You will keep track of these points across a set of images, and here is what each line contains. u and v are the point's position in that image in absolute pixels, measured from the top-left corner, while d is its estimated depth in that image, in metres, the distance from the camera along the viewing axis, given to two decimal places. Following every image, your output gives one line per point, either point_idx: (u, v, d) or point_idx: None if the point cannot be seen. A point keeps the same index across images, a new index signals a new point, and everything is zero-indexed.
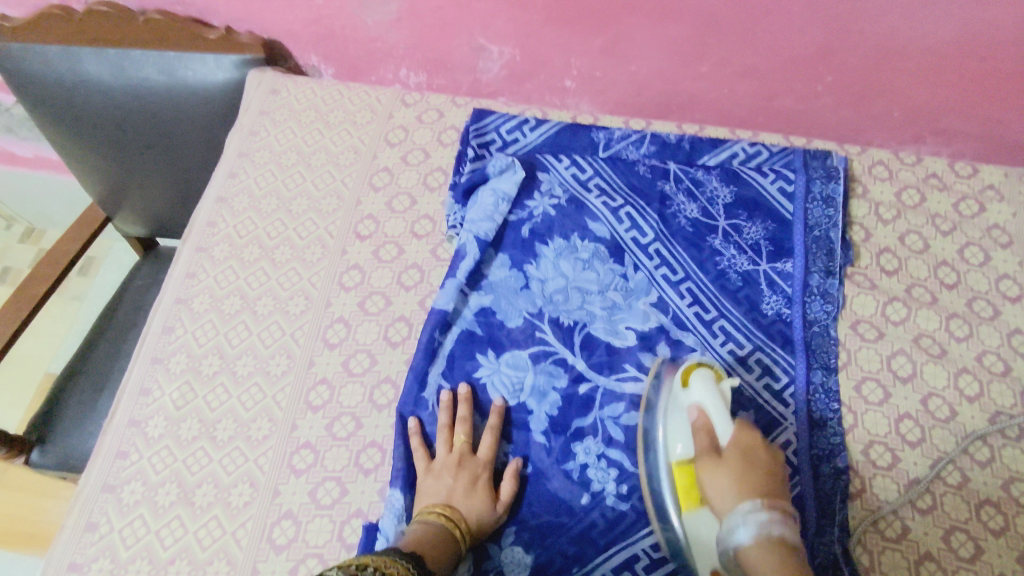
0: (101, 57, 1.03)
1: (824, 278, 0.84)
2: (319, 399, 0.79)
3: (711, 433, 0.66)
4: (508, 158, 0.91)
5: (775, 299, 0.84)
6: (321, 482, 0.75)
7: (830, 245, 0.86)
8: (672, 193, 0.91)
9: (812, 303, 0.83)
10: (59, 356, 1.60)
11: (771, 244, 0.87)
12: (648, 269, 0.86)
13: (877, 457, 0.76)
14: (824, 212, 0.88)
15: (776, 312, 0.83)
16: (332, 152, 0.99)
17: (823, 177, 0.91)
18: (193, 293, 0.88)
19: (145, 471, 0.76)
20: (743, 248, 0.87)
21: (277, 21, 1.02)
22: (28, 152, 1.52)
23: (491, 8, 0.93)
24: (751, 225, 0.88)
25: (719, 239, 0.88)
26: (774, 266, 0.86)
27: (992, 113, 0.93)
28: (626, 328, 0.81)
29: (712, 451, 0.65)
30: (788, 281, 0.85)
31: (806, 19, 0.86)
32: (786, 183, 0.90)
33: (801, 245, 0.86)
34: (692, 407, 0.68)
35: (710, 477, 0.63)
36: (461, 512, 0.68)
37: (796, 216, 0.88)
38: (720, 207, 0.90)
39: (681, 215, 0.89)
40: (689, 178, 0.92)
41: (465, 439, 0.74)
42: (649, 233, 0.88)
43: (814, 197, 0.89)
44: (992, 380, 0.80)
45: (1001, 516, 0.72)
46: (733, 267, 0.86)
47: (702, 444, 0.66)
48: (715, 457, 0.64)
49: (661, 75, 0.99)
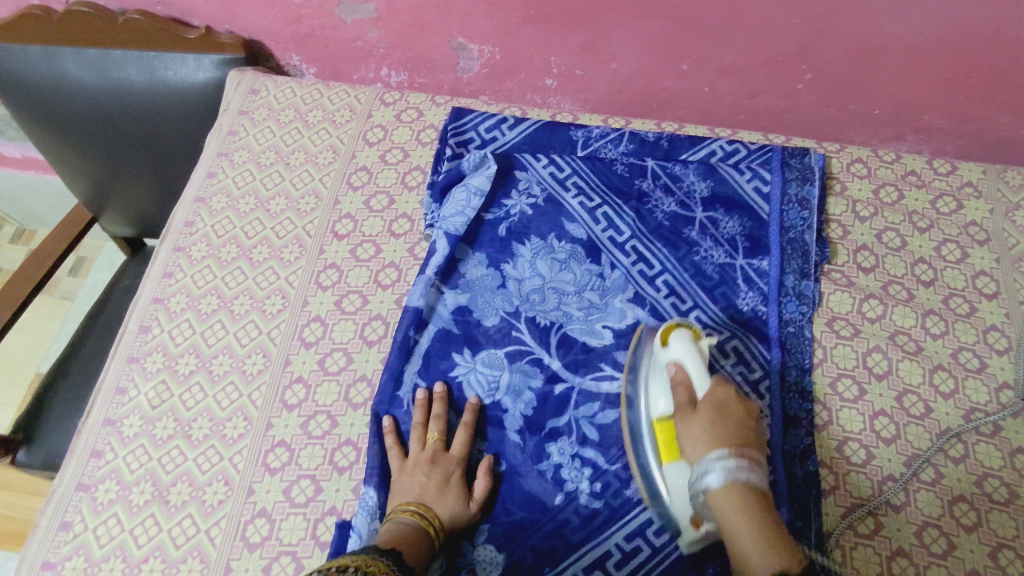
0: (81, 57, 1.04)
1: (799, 279, 0.85)
2: (295, 397, 0.80)
3: (688, 388, 0.67)
4: (482, 154, 0.92)
5: (752, 295, 0.84)
6: (296, 480, 0.75)
7: (805, 247, 0.87)
8: (649, 190, 0.91)
9: (788, 303, 0.83)
10: (48, 356, 1.60)
11: (747, 238, 0.87)
12: (625, 265, 0.86)
13: (851, 454, 0.76)
14: (799, 214, 0.89)
15: (752, 308, 0.83)
16: (312, 152, 0.99)
17: (799, 179, 0.91)
18: (170, 292, 0.88)
19: (120, 470, 0.76)
20: (719, 241, 0.87)
21: (256, 21, 1.03)
22: (16, 154, 1.53)
23: (468, 7, 0.94)
24: (727, 220, 0.89)
25: (696, 231, 0.88)
26: (750, 261, 0.86)
27: (971, 110, 0.93)
28: (603, 327, 0.82)
29: (690, 405, 0.66)
30: (764, 278, 0.85)
31: (783, 16, 0.86)
32: (762, 183, 0.90)
33: (777, 245, 0.86)
34: (670, 363, 0.69)
35: (685, 433, 0.64)
36: (434, 509, 0.68)
37: (773, 216, 0.88)
38: (697, 201, 0.90)
39: (658, 211, 0.89)
40: (666, 174, 0.92)
41: (439, 436, 0.74)
42: (626, 231, 0.88)
43: (789, 199, 0.90)
44: (968, 376, 0.80)
45: (974, 512, 0.72)
46: (710, 258, 0.86)
47: (679, 399, 0.66)
48: (689, 412, 0.65)
49: (640, 73, 0.99)
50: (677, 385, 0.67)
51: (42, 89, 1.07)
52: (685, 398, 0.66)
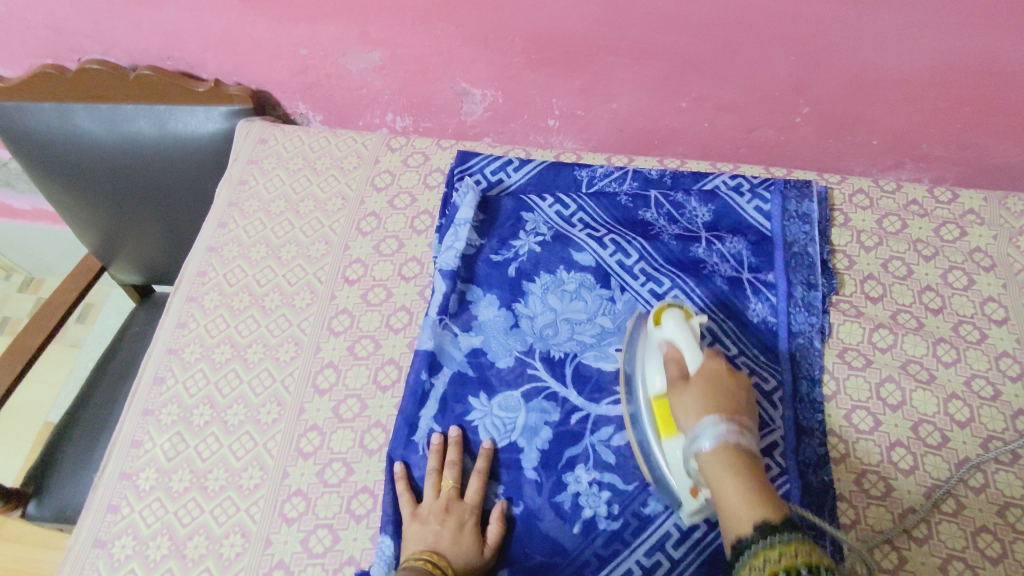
0: (93, 113, 1.07)
1: (808, 290, 0.86)
2: (310, 445, 0.80)
3: (681, 363, 0.68)
4: (470, 190, 0.94)
5: (761, 306, 0.85)
6: (313, 530, 0.74)
7: (810, 258, 0.88)
8: (653, 219, 0.92)
9: (797, 313, 0.85)
10: (56, 405, 1.60)
11: (753, 256, 0.88)
12: (635, 288, 0.87)
13: (870, 486, 0.76)
14: (801, 229, 0.90)
15: (762, 318, 0.84)
16: (321, 199, 1.01)
17: (798, 196, 0.92)
18: (183, 342, 0.89)
19: (136, 525, 0.76)
20: (725, 257, 0.88)
21: (264, 72, 1.05)
22: (26, 205, 1.55)
23: (471, 54, 0.96)
24: (731, 238, 0.90)
25: (703, 249, 0.89)
26: (757, 275, 0.87)
27: (967, 138, 0.95)
28: (616, 351, 0.82)
29: (681, 378, 0.67)
30: (772, 290, 0.86)
31: (779, 54, 0.88)
32: (763, 203, 0.91)
33: (782, 257, 0.88)
34: (663, 342, 0.71)
35: (678, 402, 0.65)
36: (449, 559, 0.67)
37: (776, 233, 0.89)
38: (700, 225, 0.91)
39: (663, 236, 0.91)
40: (669, 202, 0.93)
41: (452, 484, 0.74)
42: (634, 254, 0.89)
43: (791, 214, 0.91)
44: (982, 405, 0.80)
45: (998, 543, 0.72)
46: (718, 273, 0.87)
47: (671, 374, 0.68)
48: (681, 382, 0.66)
49: (641, 112, 1.01)
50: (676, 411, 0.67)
51: (55, 145, 1.09)
52: (677, 371, 0.68)
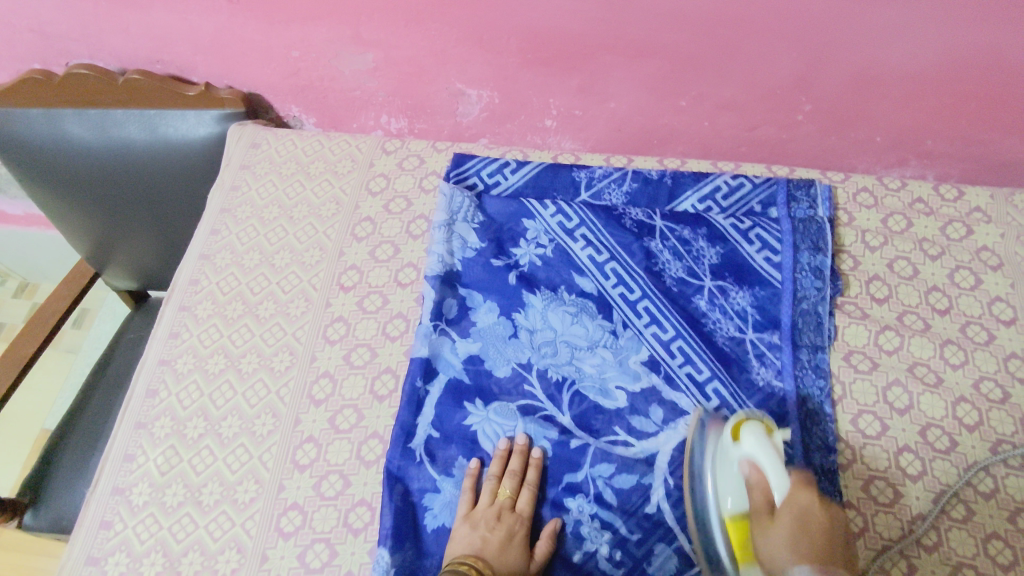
0: (82, 117, 1.05)
1: (814, 352, 0.82)
2: (306, 457, 0.78)
3: (767, 492, 0.62)
4: (450, 188, 0.94)
5: (766, 370, 0.81)
6: (310, 545, 0.73)
7: (819, 321, 0.84)
8: (658, 251, 0.89)
9: (806, 375, 0.80)
10: (54, 412, 1.58)
11: (759, 313, 0.85)
12: (637, 328, 0.84)
13: (878, 493, 0.74)
14: (813, 284, 0.85)
15: (767, 383, 0.80)
16: (314, 204, 0.99)
17: (811, 248, 0.87)
18: (176, 353, 0.87)
19: (130, 541, 0.75)
20: (729, 314, 0.85)
21: (255, 75, 1.03)
22: (18, 211, 1.54)
23: (465, 54, 0.94)
24: (738, 290, 0.87)
25: (705, 301, 0.86)
26: (761, 335, 0.84)
27: (972, 133, 0.93)
28: (616, 388, 0.80)
29: (767, 509, 0.61)
30: (776, 354, 0.82)
31: (780, 49, 0.86)
32: (771, 253, 0.88)
33: (789, 318, 0.84)
34: (743, 461, 0.65)
35: (764, 543, 0.59)
36: (491, 566, 0.67)
37: (785, 284, 0.86)
38: (706, 266, 0.88)
39: (667, 275, 0.88)
40: (675, 236, 0.90)
41: (510, 493, 0.73)
42: (638, 289, 0.87)
43: (802, 268, 0.86)
44: (991, 408, 0.78)
45: (1009, 550, 0.70)
46: (720, 331, 0.84)
47: (756, 503, 0.62)
48: (767, 520, 0.60)
49: (640, 111, 0.99)
50: (756, 478, 0.63)
51: (44, 152, 1.07)
52: (763, 499, 0.62)
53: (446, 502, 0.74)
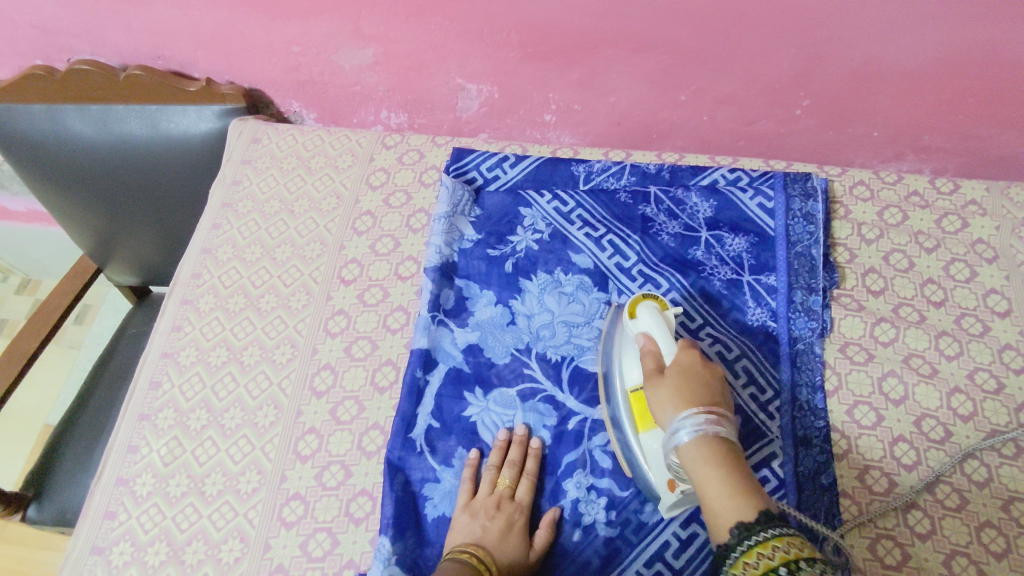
0: (84, 114, 1.05)
1: (808, 295, 0.84)
2: (308, 448, 0.79)
3: (656, 355, 0.68)
4: (448, 182, 0.94)
5: (761, 311, 0.84)
6: (312, 534, 0.74)
7: (813, 262, 0.86)
8: (653, 214, 0.92)
9: (798, 320, 0.83)
10: (56, 407, 1.59)
11: (753, 257, 0.87)
12: (632, 289, 0.86)
13: (873, 482, 0.75)
14: (806, 229, 0.88)
15: (762, 323, 0.84)
16: (315, 199, 1.00)
17: (802, 195, 0.90)
18: (179, 345, 0.88)
19: (134, 531, 0.76)
20: (725, 259, 0.88)
21: (256, 70, 1.04)
22: (20, 207, 1.55)
23: (465, 49, 0.94)
24: (733, 238, 0.89)
25: (702, 251, 0.89)
26: (757, 277, 0.86)
27: (969, 128, 0.94)
28: None
29: (656, 371, 0.66)
30: (772, 295, 0.85)
31: (778, 44, 0.87)
32: (765, 201, 0.90)
33: (783, 260, 0.86)
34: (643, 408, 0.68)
35: (653, 397, 0.64)
36: (491, 554, 0.67)
37: (779, 231, 0.88)
38: (702, 220, 0.91)
39: (663, 233, 0.90)
40: (669, 198, 0.92)
41: (509, 482, 0.73)
42: (632, 256, 0.89)
43: (795, 214, 0.89)
44: (986, 398, 0.79)
45: (1002, 538, 0.71)
46: (717, 277, 0.87)
47: (647, 367, 0.67)
48: (657, 375, 0.66)
49: (639, 106, 1.00)
50: (648, 348, 0.69)
51: (47, 146, 1.08)
52: (653, 364, 0.67)
53: (447, 492, 0.75)
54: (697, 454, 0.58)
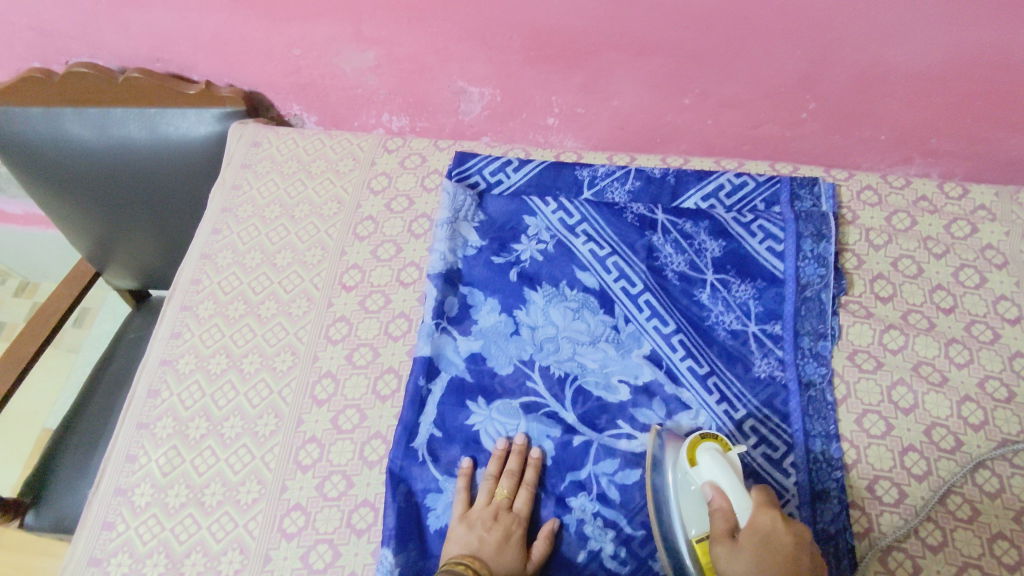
0: (82, 117, 1.04)
1: (816, 340, 0.82)
2: (309, 458, 0.78)
3: (727, 513, 0.62)
4: (451, 187, 0.93)
5: (768, 361, 0.81)
6: (313, 546, 0.73)
7: (822, 307, 0.83)
8: (660, 244, 0.89)
9: (807, 365, 0.81)
10: (55, 412, 1.58)
11: (761, 305, 0.85)
12: (638, 322, 0.84)
13: (883, 493, 0.74)
14: (816, 271, 0.85)
15: (770, 373, 0.81)
16: (316, 203, 0.98)
17: (813, 235, 0.87)
18: (178, 353, 0.87)
19: (132, 542, 0.74)
20: (731, 306, 0.85)
21: (256, 73, 1.03)
22: (18, 210, 1.54)
23: (468, 52, 0.93)
24: (740, 283, 0.86)
25: (707, 294, 0.86)
26: (764, 326, 0.83)
27: (978, 132, 0.93)
28: (619, 382, 0.80)
29: (727, 532, 0.61)
30: (778, 342, 0.82)
31: (786, 47, 0.85)
32: (775, 243, 0.88)
33: (790, 306, 0.84)
34: (707, 484, 0.65)
35: (724, 560, 0.59)
36: (488, 567, 0.67)
37: (787, 273, 0.85)
38: (708, 259, 0.88)
39: (668, 269, 0.88)
40: (677, 230, 0.90)
41: (507, 493, 0.73)
42: (639, 283, 0.86)
43: (805, 255, 0.86)
44: (997, 407, 0.78)
45: (1015, 550, 0.70)
46: (722, 325, 0.84)
47: (718, 526, 0.62)
48: (729, 542, 0.60)
49: (644, 110, 0.99)
50: (715, 499, 0.63)
51: (45, 150, 1.07)
52: (725, 523, 0.62)
53: (448, 502, 0.74)
54: None
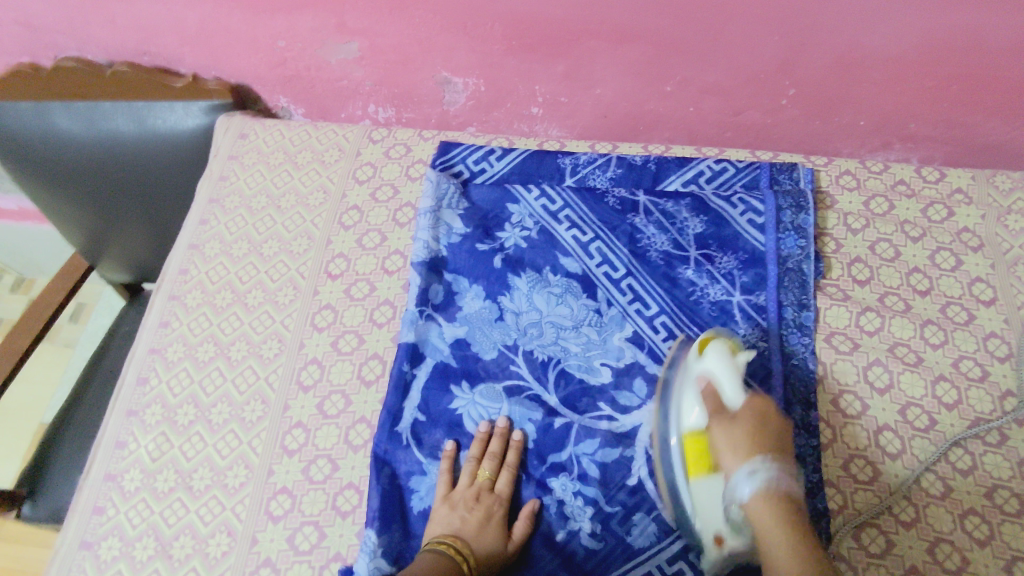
0: (71, 111, 1.04)
1: (799, 311, 0.84)
2: (295, 442, 0.79)
3: (719, 398, 0.65)
4: (433, 174, 0.95)
5: (753, 331, 0.82)
6: (299, 527, 0.74)
7: (803, 278, 0.86)
8: (642, 225, 0.90)
9: (791, 335, 0.82)
10: (51, 406, 1.59)
11: (745, 275, 0.86)
12: (621, 304, 0.85)
13: (857, 471, 0.75)
14: (796, 243, 0.88)
15: (754, 344, 0.81)
16: (302, 194, 1.00)
17: (793, 208, 0.90)
18: (166, 342, 0.88)
19: (121, 526, 0.76)
20: (715, 278, 0.86)
21: (241, 66, 1.04)
22: (11, 205, 1.55)
23: (450, 42, 0.94)
24: (723, 256, 0.88)
25: (690, 270, 0.87)
26: (747, 296, 0.84)
27: (954, 115, 0.94)
28: (601, 364, 0.81)
29: (721, 412, 0.64)
30: (763, 313, 0.83)
31: (762, 33, 0.86)
32: (756, 216, 0.89)
33: (773, 275, 0.85)
34: (702, 378, 0.68)
35: (721, 442, 0.63)
36: (468, 545, 0.68)
37: (769, 246, 0.87)
38: (691, 237, 0.89)
39: (651, 248, 0.88)
40: (659, 210, 0.91)
41: (489, 474, 0.74)
42: (621, 266, 0.87)
43: (785, 227, 0.89)
44: (970, 386, 0.79)
45: (986, 525, 0.71)
46: (706, 296, 0.85)
47: (709, 407, 0.65)
48: (724, 419, 0.63)
49: (625, 98, 1.00)
50: (710, 387, 0.66)
51: (35, 145, 1.08)
52: (717, 404, 0.65)
53: (432, 484, 0.75)
54: (764, 510, 0.58)
